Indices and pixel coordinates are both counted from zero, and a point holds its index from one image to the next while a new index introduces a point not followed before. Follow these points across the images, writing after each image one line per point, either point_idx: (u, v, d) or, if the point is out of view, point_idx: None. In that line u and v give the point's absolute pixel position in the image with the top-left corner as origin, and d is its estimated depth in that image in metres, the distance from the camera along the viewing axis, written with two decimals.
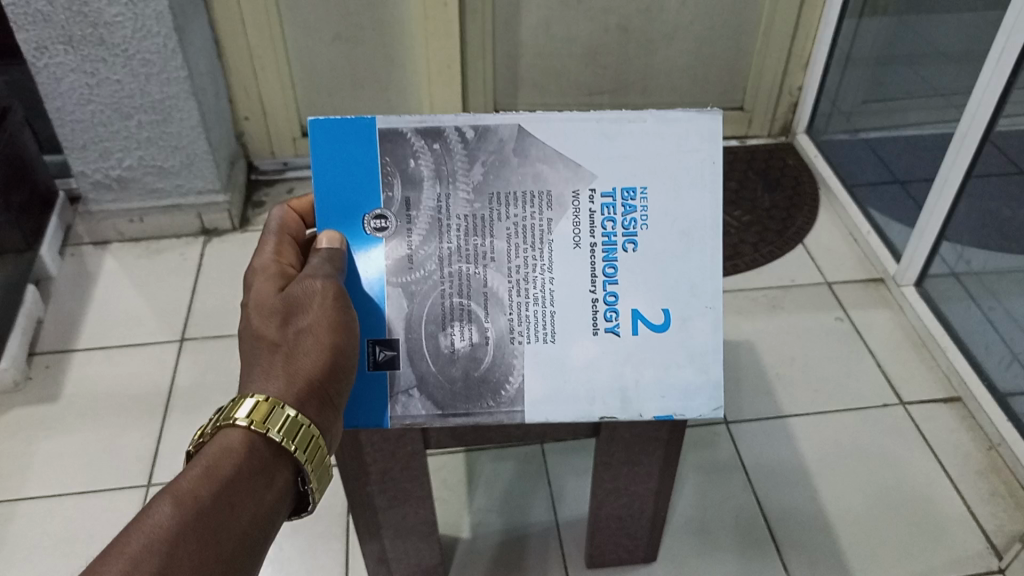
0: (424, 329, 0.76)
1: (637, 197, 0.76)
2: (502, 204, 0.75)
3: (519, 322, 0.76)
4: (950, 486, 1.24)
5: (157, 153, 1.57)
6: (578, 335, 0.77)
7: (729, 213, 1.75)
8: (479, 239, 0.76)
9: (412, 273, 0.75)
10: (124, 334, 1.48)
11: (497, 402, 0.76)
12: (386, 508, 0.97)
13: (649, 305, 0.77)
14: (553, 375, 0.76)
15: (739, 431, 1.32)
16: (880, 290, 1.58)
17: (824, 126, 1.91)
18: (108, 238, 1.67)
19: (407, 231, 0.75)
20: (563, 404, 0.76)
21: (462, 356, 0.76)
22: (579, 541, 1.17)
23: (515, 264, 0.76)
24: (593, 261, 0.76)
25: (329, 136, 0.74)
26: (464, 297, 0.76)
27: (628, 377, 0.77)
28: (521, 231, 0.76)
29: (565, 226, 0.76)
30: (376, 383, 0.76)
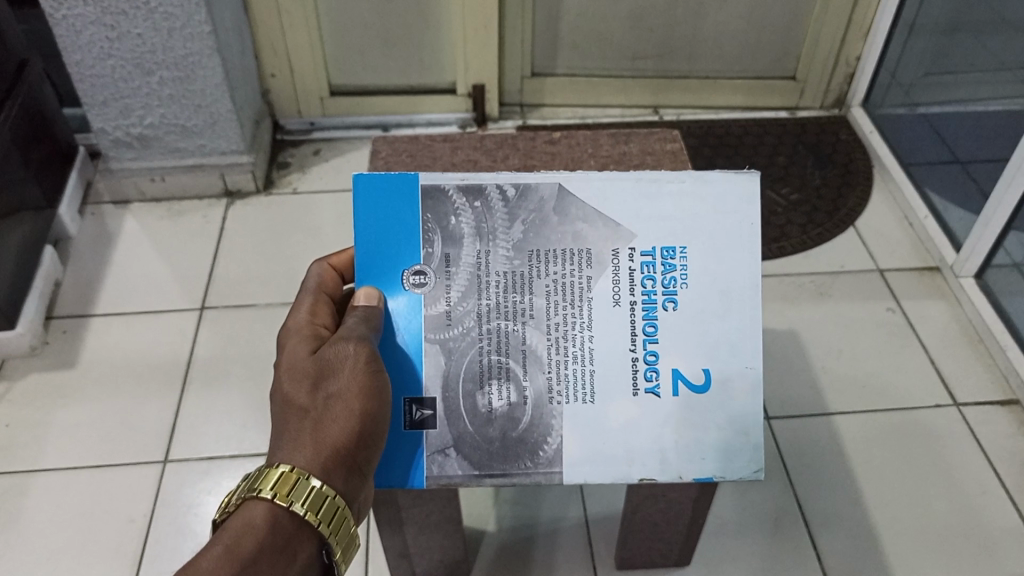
0: (461, 387, 0.70)
1: (681, 258, 0.70)
2: (542, 260, 0.70)
3: (558, 382, 0.70)
4: (1004, 496, 1.17)
5: (180, 112, 1.51)
6: (618, 395, 0.70)
7: (776, 190, 1.65)
8: (518, 295, 0.70)
9: (450, 330, 0.70)
10: (144, 299, 1.44)
11: (535, 463, 0.70)
12: (410, 506, 0.93)
13: (690, 364, 0.70)
14: (592, 436, 0.70)
15: (781, 427, 1.25)
16: (936, 279, 1.49)
17: (881, 100, 1.79)
18: (128, 197, 1.62)
19: (446, 288, 0.70)
20: (601, 465, 0.70)
21: (501, 416, 0.70)
22: (609, 539, 1.12)
23: (554, 321, 0.70)
24: (633, 319, 0.70)
25: (372, 196, 0.70)
26: (503, 355, 0.70)
27: (668, 438, 0.70)
28: (560, 289, 0.70)
29: (603, 285, 0.70)
30: (409, 443, 0.69)
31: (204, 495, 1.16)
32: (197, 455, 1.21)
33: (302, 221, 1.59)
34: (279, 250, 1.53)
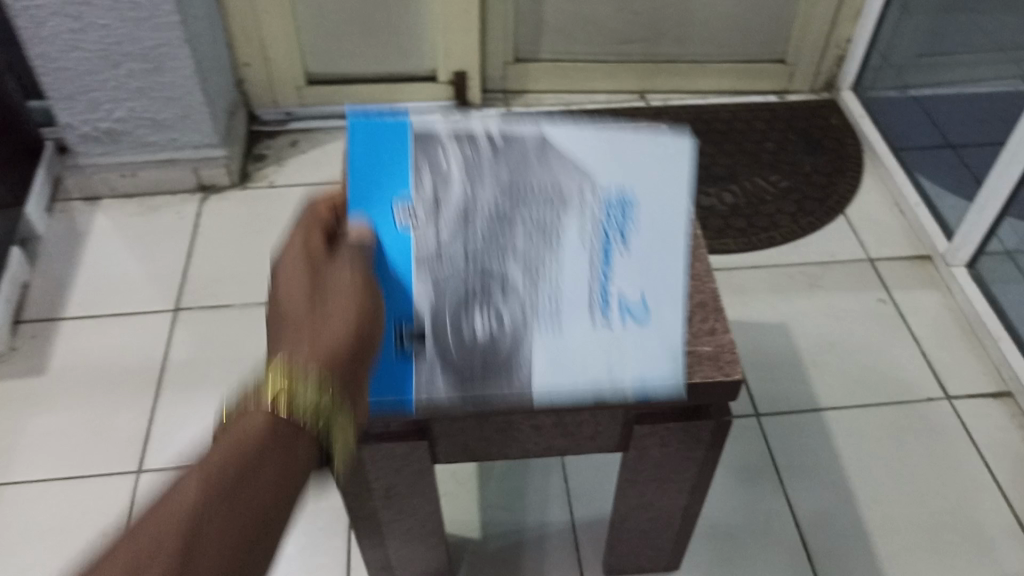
0: (448, 317, 0.66)
1: (631, 201, 0.66)
2: (518, 196, 0.66)
3: (533, 314, 0.66)
4: (997, 491, 1.15)
5: (150, 105, 1.45)
6: (576, 324, 0.66)
7: (765, 178, 1.62)
8: (497, 230, 0.66)
9: (438, 263, 0.66)
10: (116, 300, 1.39)
11: (509, 384, 0.65)
12: (390, 520, 0.90)
13: (638, 299, 0.66)
14: (555, 363, 0.66)
15: (771, 425, 1.22)
16: (928, 268, 1.46)
17: (873, 82, 1.77)
18: (99, 193, 1.57)
19: (435, 224, 0.66)
20: (563, 382, 0.65)
21: (481, 344, 0.66)
22: (597, 543, 1.10)
23: (526, 254, 0.66)
24: (593, 253, 0.66)
25: (366, 139, 0.67)
26: (482, 288, 0.66)
27: (620, 366, 0.66)
28: (535, 224, 0.66)
29: (574, 222, 0.66)
30: (402, 370, 0.65)
31: None
32: (173, 464, 1.17)
33: (280, 216, 1.55)
34: (256, 247, 1.49)
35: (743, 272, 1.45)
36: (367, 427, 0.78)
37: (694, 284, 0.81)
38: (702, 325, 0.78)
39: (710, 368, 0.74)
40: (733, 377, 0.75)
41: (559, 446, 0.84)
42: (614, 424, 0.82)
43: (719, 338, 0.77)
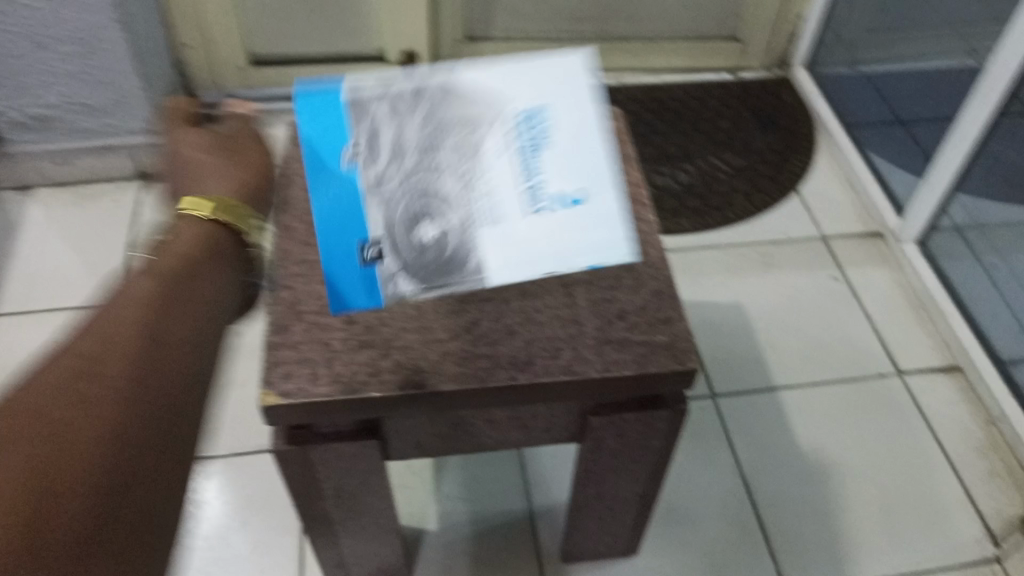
0: (398, 232, 0.70)
1: (543, 92, 0.69)
2: (439, 117, 0.70)
3: (472, 214, 0.69)
4: (947, 465, 1.17)
5: (82, 89, 1.39)
6: (515, 218, 0.68)
7: (719, 156, 1.61)
8: (427, 150, 0.70)
9: (381, 187, 0.70)
10: (52, 295, 1.34)
11: (466, 275, 0.69)
12: (342, 519, 0.88)
13: (572, 185, 0.68)
14: (502, 253, 0.68)
15: (727, 406, 1.22)
16: (879, 245, 1.47)
17: (825, 58, 1.77)
18: (32, 182, 1.50)
19: (374, 157, 0.70)
20: (514, 267, 0.68)
21: (434, 245, 0.69)
22: (555, 531, 1.09)
23: (461, 165, 0.69)
24: (520, 158, 0.69)
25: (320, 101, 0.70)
26: (424, 200, 0.69)
27: (565, 246, 0.67)
28: (461, 142, 0.69)
29: (493, 128, 0.69)
30: (363, 284, 0.71)
31: None
32: None
33: None
34: None
35: (697, 252, 1.44)
36: (316, 424, 0.76)
37: (649, 273, 0.83)
38: (656, 314, 0.79)
39: (665, 359, 0.76)
40: (689, 365, 0.76)
41: (512, 437, 0.83)
42: (568, 415, 0.81)
43: (675, 327, 0.78)
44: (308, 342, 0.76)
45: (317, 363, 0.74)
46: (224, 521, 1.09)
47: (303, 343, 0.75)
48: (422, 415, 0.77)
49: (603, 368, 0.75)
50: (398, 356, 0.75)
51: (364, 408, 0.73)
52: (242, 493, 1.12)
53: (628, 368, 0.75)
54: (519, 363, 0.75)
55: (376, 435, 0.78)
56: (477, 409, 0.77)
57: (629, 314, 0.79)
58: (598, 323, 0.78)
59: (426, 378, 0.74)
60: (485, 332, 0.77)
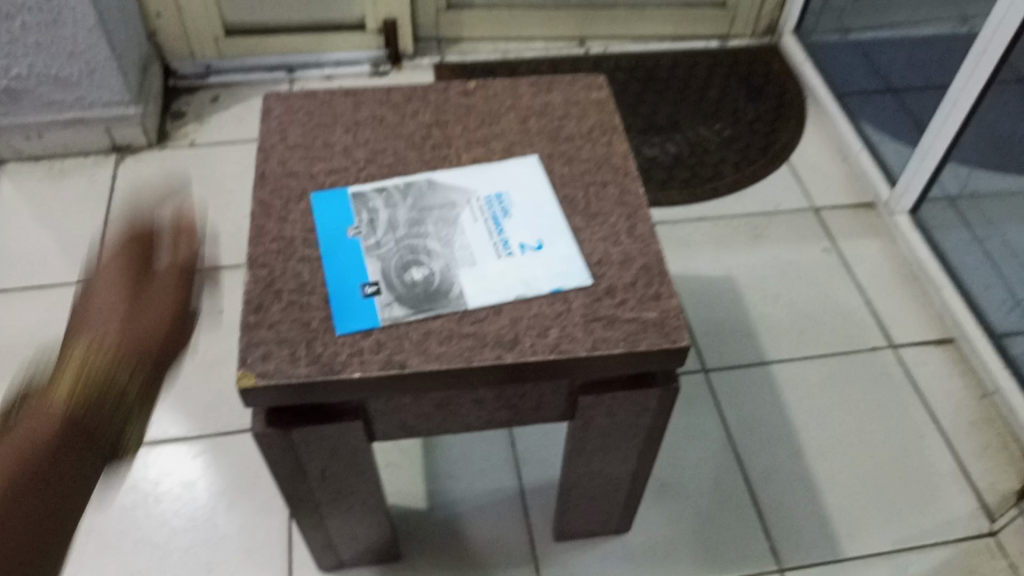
0: (392, 272, 0.77)
1: (502, 190, 0.86)
2: (423, 200, 0.85)
3: (453, 260, 0.79)
4: (940, 439, 1.16)
5: (51, 60, 1.34)
6: (487, 261, 0.79)
7: (708, 127, 1.58)
8: (415, 223, 0.82)
9: (379, 249, 0.80)
10: (26, 273, 1.30)
11: (450, 299, 0.75)
12: (328, 501, 0.86)
13: (531, 236, 0.82)
14: (482, 282, 0.77)
15: (718, 380, 1.21)
16: (870, 216, 1.45)
17: (814, 26, 1.73)
18: (2, 157, 1.45)
19: (373, 235, 0.81)
20: (491, 292, 0.76)
21: (422, 284, 0.76)
22: (546, 509, 1.07)
23: (441, 232, 0.82)
24: (487, 228, 0.82)
25: (327, 202, 0.84)
26: (414, 257, 0.79)
27: (532, 279, 0.78)
28: (441, 218, 0.83)
29: (464, 209, 0.84)
30: (365, 314, 0.74)
31: None
32: None
33: (203, 177, 1.46)
34: None
35: (687, 224, 1.42)
36: (297, 406, 0.74)
37: (638, 248, 0.80)
38: (646, 289, 0.77)
39: (655, 335, 0.73)
40: (681, 343, 0.73)
41: (502, 416, 0.81)
42: (557, 394, 0.79)
43: (665, 303, 0.76)
44: (287, 322, 0.73)
45: (297, 343, 0.72)
46: (208, 503, 1.07)
47: (282, 323, 0.73)
48: (406, 395, 0.75)
49: (592, 346, 0.72)
50: (380, 335, 0.73)
51: (344, 385, 0.70)
52: (226, 474, 1.09)
53: (617, 346, 0.73)
54: (504, 342, 0.72)
55: (359, 415, 0.75)
56: (462, 388, 0.74)
57: (618, 290, 0.77)
58: (585, 299, 0.76)
59: (406, 359, 0.71)
60: (469, 310, 0.75)
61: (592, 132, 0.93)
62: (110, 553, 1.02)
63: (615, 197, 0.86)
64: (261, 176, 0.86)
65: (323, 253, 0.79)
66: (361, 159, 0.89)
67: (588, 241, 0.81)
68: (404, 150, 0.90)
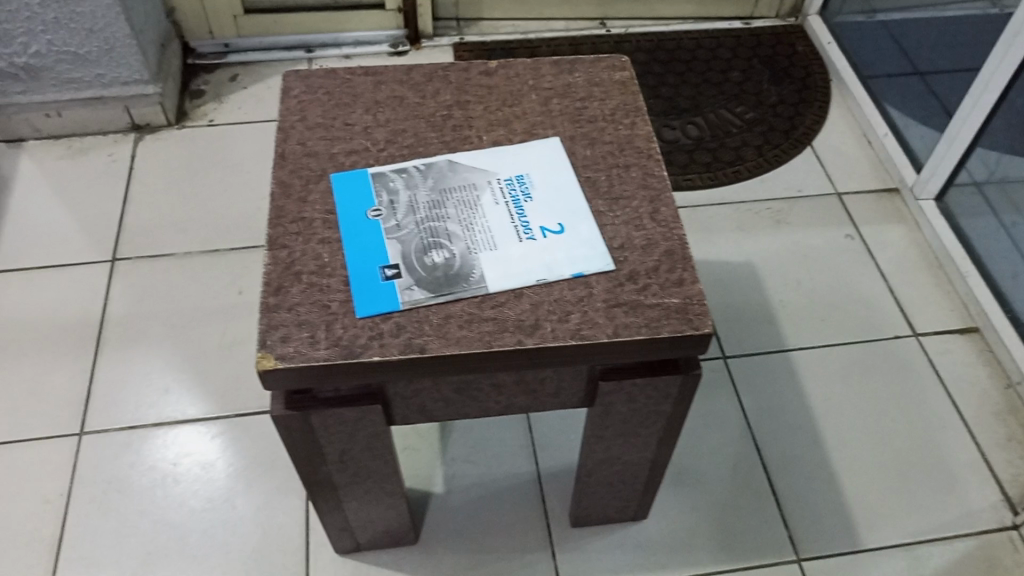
0: (413, 255, 0.76)
1: (524, 172, 0.85)
2: (444, 182, 0.83)
3: (473, 243, 0.78)
4: (963, 429, 1.15)
5: (69, 37, 1.33)
6: (508, 244, 0.78)
7: (730, 109, 1.56)
8: (435, 204, 0.81)
9: (400, 231, 0.79)
10: (47, 252, 1.30)
11: (471, 284, 0.74)
12: (346, 484, 0.86)
13: (551, 220, 0.81)
14: (503, 267, 0.76)
15: (738, 367, 1.20)
16: (895, 202, 1.43)
17: (840, 6, 1.70)
18: (22, 135, 1.45)
19: (394, 216, 0.80)
20: (514, 278, 0.75)
21: (442, 266, 0.76)
22: (563, 494, 1.07)
23: (462, 213, 0.81)
24: (509, 211, 0.81)
25: (347, 183, 0.83)
26: (435, 238, 0.78)
27: (553, 263, 0.77)
28: (462, 201, 0.82)
29: (485, 192, 0.83)
30: (386, 299, 0.73)
31: (127, 470, 1.07)
32: (117, 425, 1.11)
33: (222, 157, 1.45)
34: (195, 191, 1.40)
35: (708, 209, 1.40)
36: (317, 389, 0.73)
37: (662, 233, 0.79)
38: (668, 275, 0.76)
39: (678, 322, 0.72)
40: (704, 331, 0.72)
41: (520, 401, 0.80)
42: (577, 380, 0.78)
43: (688, 289, 0.75)
44: (307, 305, 0.73)
45: (316, 327, 0.71)
46: (227, 484, 1.07)
47: (301, 305, 0.73)
48: (426, 379, 0.74)
49: (613, 333, 0.71)
50: (400, 319, 0.72)
51: (363, 369, 0.70)
52: (245, 455, 1.10)
53: (639, 332, 0.72)
54: (525, 327, 0.72)
55: (377, 399, 0.75)
56: (481, 373, 0.73)
57: (640, 276, 0.76)
58: (607, 284, 0.75)
59: (426, 344, 0.70)
60: (490, 295, 0.74)
61: (615, 114, 0.92)
62: (131, 531, 1.03)
63: (638, 180, 0.84)
64: (280, 156, 0.85)
65: (343, 237, 0.78)
66: (381, 140, 0.88)
67: (610, 225, 0.80)
68: (425, 131, 0.89)
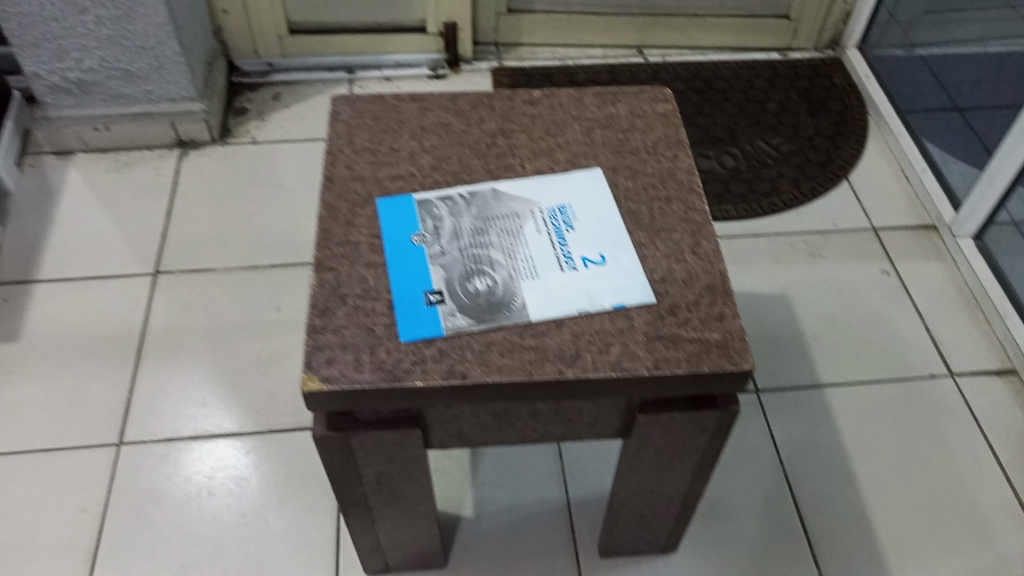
0: (457, 282, 0.78)
1: (566, 203, 0.86)
2: (488, 210, 0.85)
3: (515, 271, 0.79)
4: (999, 472, 1.13)
5: (121, 54, 1.37)
6: (550, 273, 0.79)
7: (767, 140, 1.56)
8: (479, 232, 0.83)
9: (444, 257, 0.80)
10: (91, 263, 1.33)
11: (513, 312, 0.75)
12: (380, 506, 0.87)
13: (593, 250, 0.81)
14: (545, 295, 0.77)
15: (770, 401, 1.19)
16: (932, 239, 1.42)
17: (880, 40, 1.71)
18: (71, 147, 1.49)
19: (439, 242, 0.81)
20: (555, 307, 0.76)
21: (485, 294, 0.77)
22: (592, 523, 1.07)
23: (505, 241, 0.82)
24: (552, 240, 0.82)
25: (394, 207, 0.84)
26: (478, 265, 0.79)
27: (594, 293, 0.77)
28: (505, 229, 0.83)
29: (528, 221, 0.84)
30: (430, 323, 0.74)
31: (162, 482, 1.09)
32: (153, 437, 1.13)
33: (263, 175, 1.48)
34: (236, 207, 1.42)
35: (743, 240, 1.40)
36: (358, 411, 0.74)
37: (703, 267, 0.80)
38: (709, 309, 0.76)
39: (718, 357, 0.72)
40: (744, 367, 0.72)
41: (556, 430, 0.81)
42: (614, 411, 0.79)
43: (729, 324, 0.75)
44: (352, 328, 0.74)
45: (361, 350, 0.72)
46: (259, 499, 1.09)
47: (346, 328, 0.74)
48: (466, 405, 0.75)
49: (654, 366, 0.72)
50: (443, 345, 0.73)
51: (405, 394, 0.71)
52: (277, 471, 1.11)
53: (679, 366, 0.72)
54: (565, 358, 0.72)
55: (417, 423, 0.76)
56: (520, 401, 0.74)
57: (681, 309, 0.76)
58: (648, 317, 0.76)
59: (467, 370, 0.71)
60: (531, 324, 0.75)
61: (657, 146, 0.93)
62: (164, 543, 1.04)
63: (679, 213, 0.85)
64: (328, 179, 0.87)
65: (388, 260, 0.79)
66: (427, 166, 0.89)
67: (652, 257, 0.81)
68: (469, 158, 0.90)
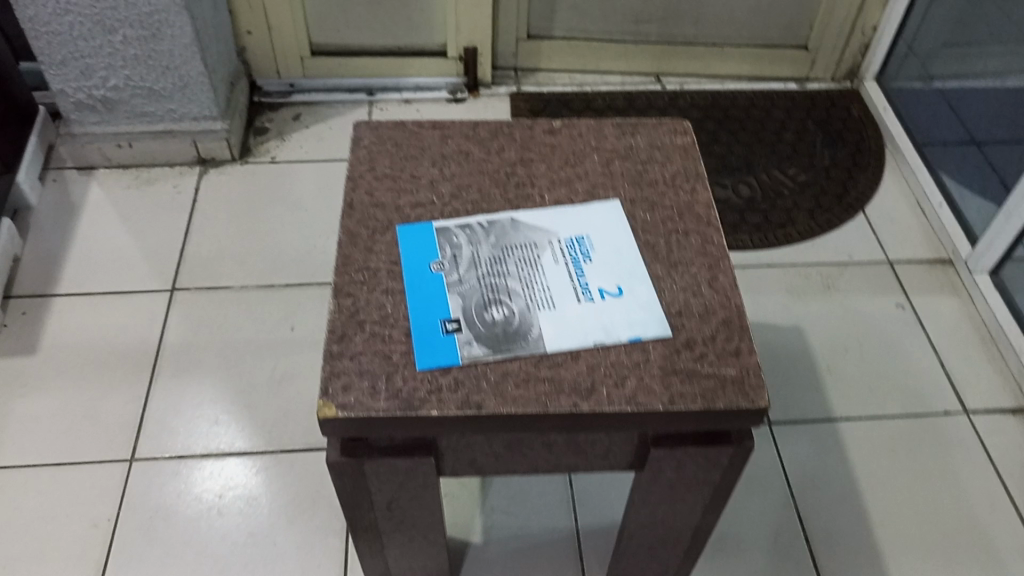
0: (473, 310, 0.78)
1: (584, 234, 0.87)
2: (506, 239, 0.85)
3: (532, 301, 0.80)
4: (1013, 513, 1.12)
5: (147, 74, 1.39)
6: (567, 303, 0.79)
7: (783, 170, 1.57)
8: (496, 260, 0.83)
9: (462, 285, 0.81)
10: (110, 278, 1.34)
11: (529, 342, 0.76)
12: (391, 532, 0.87)
13: (610, 281, 0.82)
14: (561, 326, 0.77)
15: (783, 434, 1.19)
16: (948, 274, 1.42)
17: (897, 71, 1.71)
18: (93, 163, 1.51)
19: (457, 270, 0.82)
20: (571, 338, 0.76)
21: (501, 323, 0.77)
22: (601, 553, 1.07)
23: (522, 271, 0.82)
24: (569, 271, 0.83)
25: (413, 234, 0.85)
26: (495, 294, 0.80)
27: (610, 324, 0.78)
28: (523, 258, 0.84)
29: (546, 251, 0.85)
30: (446, 351, 0.75)
31: (172, 499, 1.10)
32: (166, 454, 1.14)
33: (281, 195, 1.49)
34: (253, 226, 1.44)
35: (757, 270, 1.40)
36: (372, 438, 0.75)
37: (719, 302, 0.80)
38: (726, 345, 0.76)
39: (734, 394, 0.72)
40: (759, 404, 0.72)
41: (569, 461, 0.81)
42: (627, 444, 0.79)
43: (745, 361, 0.75)
44: (369, 354, 0.74)
45: (378, 377, 0.73)
46: (269, 519, 1.09)
47: (364, 355, 0.74)
48: (480, 435, 0.75)
49: (669, 401, 0.72)
50: (459, 374, 0.73)
51: (421, 423, 0.71)
52: (287, 491, 1.11)
53: (694, 402, 0.72)
54: (581, 390, 0.72)
55: (430, 451, 0.76)
56: (534, 431, 0.74)
57: (697, 344, 0.76)
58: (664, 351, 0.76)
59: (483, 401, 0.71)
60: (548, 355, 0.75)
61: (675, 178, 0.93)
62: (172, 561, 1.04)
63: (697, 246, 0.85)
64: (349, 205, 0.88)
65: (407, 287, 0.80)
66: (446, 194, 0.90)
67: (668, 290, 0.81)
68: (489, 187, 0.91)
